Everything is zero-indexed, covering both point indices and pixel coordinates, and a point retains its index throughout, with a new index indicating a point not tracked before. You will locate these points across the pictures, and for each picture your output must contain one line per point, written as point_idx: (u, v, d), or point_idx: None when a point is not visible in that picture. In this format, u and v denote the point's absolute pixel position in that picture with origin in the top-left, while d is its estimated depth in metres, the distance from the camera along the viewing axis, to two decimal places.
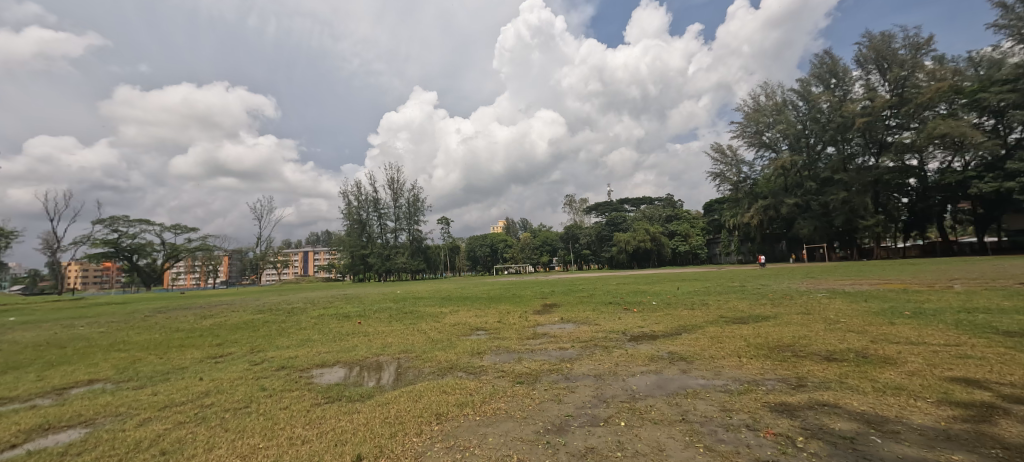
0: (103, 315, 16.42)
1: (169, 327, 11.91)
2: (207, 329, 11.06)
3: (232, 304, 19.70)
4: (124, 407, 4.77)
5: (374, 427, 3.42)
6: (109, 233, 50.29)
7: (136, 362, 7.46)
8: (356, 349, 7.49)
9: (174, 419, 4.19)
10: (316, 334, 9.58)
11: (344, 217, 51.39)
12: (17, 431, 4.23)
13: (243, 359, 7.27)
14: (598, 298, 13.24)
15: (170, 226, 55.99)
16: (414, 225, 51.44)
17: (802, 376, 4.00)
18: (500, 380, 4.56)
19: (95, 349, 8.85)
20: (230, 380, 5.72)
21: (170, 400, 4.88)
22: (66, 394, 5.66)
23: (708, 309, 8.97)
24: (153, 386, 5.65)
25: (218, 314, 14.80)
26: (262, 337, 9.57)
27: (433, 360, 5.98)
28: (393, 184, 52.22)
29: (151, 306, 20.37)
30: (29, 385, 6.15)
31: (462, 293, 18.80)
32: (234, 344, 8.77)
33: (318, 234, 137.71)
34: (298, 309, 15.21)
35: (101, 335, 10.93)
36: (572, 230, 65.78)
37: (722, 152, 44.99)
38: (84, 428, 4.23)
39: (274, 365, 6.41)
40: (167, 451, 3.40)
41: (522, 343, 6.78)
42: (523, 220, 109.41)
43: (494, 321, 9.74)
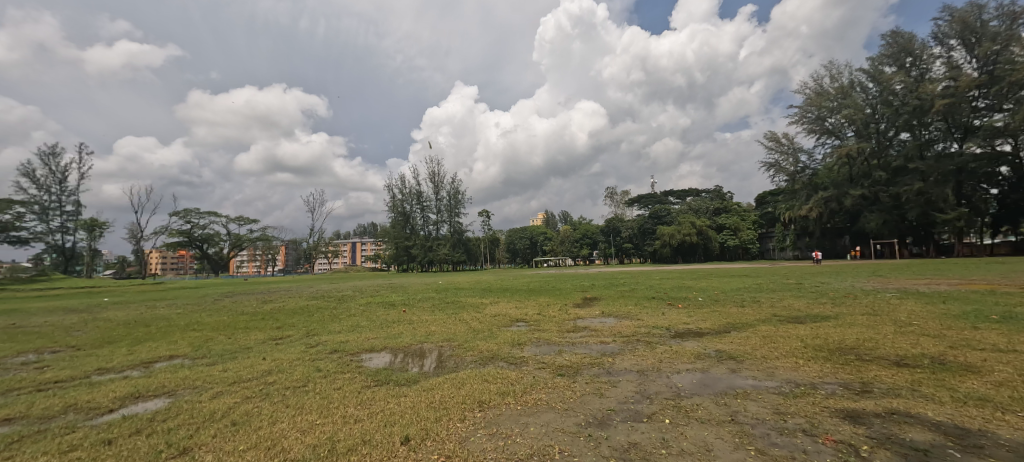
0: (177, 298, 18.27)
1: (236, 310, 13.04)
2: (268, 313, 12.00)
3: (289, 290, 21.16)
4: (200, 381, 5.29)
5: (420, 411, 3.57)
6: (184, 224, 55.50)
7: (209, 340, 8.25)
8: (402, 336, 7.82)
9: (242, 394, 4.60)
10: (365, 320, 10.10)
11: (389, 209, 53.43)
12: (114, 397, 4.82)
13: (300, 342, 7.79)
14: (639, 292, 12.90)
15: (235, 218, 60.81)
16: (455, 217, 52.46)
17: (866, 380, 3.74)
18: (541, 371, 4.60)
19: (174, 328, 9.88)
20: (289, 360, 6.20)
21: (238, 377, 5.35)
22: (152, 367, 6.36)
23: (760, 306, 8.52)
24: (223, 364, 6.21)
25: (277, 299, 16.02)
26: (316, 322, 10.20)
27: (474, 350, 6.13)
28: (435, 178, 53.53)
29: (218, 291, 22.37)
30: (123, 358, 6.97)
31: (502, 285, 19.03)
32: (292, 328, 9.41)
33: (365, 226, 144.28)
34: (347, 296, 16.11)
35: (179, 315, 12.15)
36: (614, 223, 64.31)
37: (777, 140, 42.26)
38: (166, 398, 4.74)
39: (328, 348, 6.82)
40: (237, 422, 3.76)
41: (562, 335, 6.79)
42: (563, 213, 108.70)
43: (533, 313, 9.76)
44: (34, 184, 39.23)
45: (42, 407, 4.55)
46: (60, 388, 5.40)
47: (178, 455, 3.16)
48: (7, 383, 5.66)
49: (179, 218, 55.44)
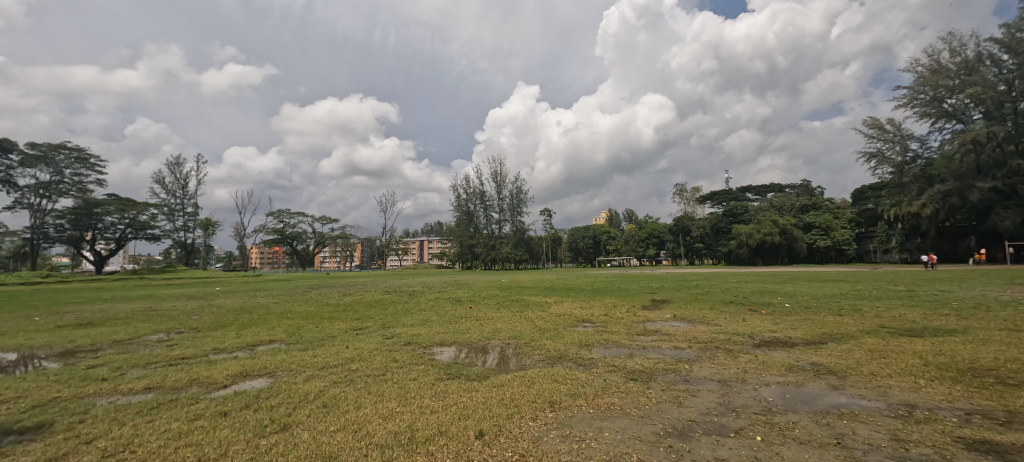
0: (273, 288, 20.50)
1: (321, 301, 14.29)
2: (349, 305, 12.99)
3: (365, 284, 22.73)
4: (294, 365, 5.86)
5: (492, 407, 3.63)
6: (278, 223, 62.00)
7: (300, 328, 9.11)
8: (470, 331, 8.05)
9: (330, 379, 5.01)
10: (434, 315, 10.54)
11: (454, 209, 55.32)
12: (228, 374, 5.52)
13: (377, 333, 8.33)
14: (714, 296, 12.06)
15: (319, 218, 66.72)
16: (517, 216, 52.92)
17: (1013, 410, 3.13)
18: (612, 374, 4.48)
19: (272, 315, 11.07)
20: (369, 349, 6.65)
21: (326, 363, 5.85)
22: (255, 350, 7.17)
23: (863, 316, 7.54)
24: (312, 350, 6.81)
25: (356, 292, 17.32)
26: (391, 315, 10.84)
27: (541, 349, 6.12)
28: (498, 177, 54.39)
29: (306, 283, 24.67)
30: (233, 340, 7.96)
31: (565, 284, 18.83)
32: (369, 320, 10.08)
33: (432, 225, 150.87)
34: (418, 291, 16.93)
35: (276, 304, 13.60)
36: (683, 222, 60.87)
37: (879, 127, 37.24)
38: (268, 379, 5.31)
39: (403, 341, 7.21)
40: (328, 404, 4.10)
41: (631, 338, 6.54)
42: (628, 212, 105.08)
43: (599, 314, 9.55)
44: (164, 190, 46.13)
45: (173, 380, 5.31)
46: (187, 363, 6.30)
47: (280, 431, 3.51)
48: (147, 357, 6.69)
49: (274, 218, 62.03)
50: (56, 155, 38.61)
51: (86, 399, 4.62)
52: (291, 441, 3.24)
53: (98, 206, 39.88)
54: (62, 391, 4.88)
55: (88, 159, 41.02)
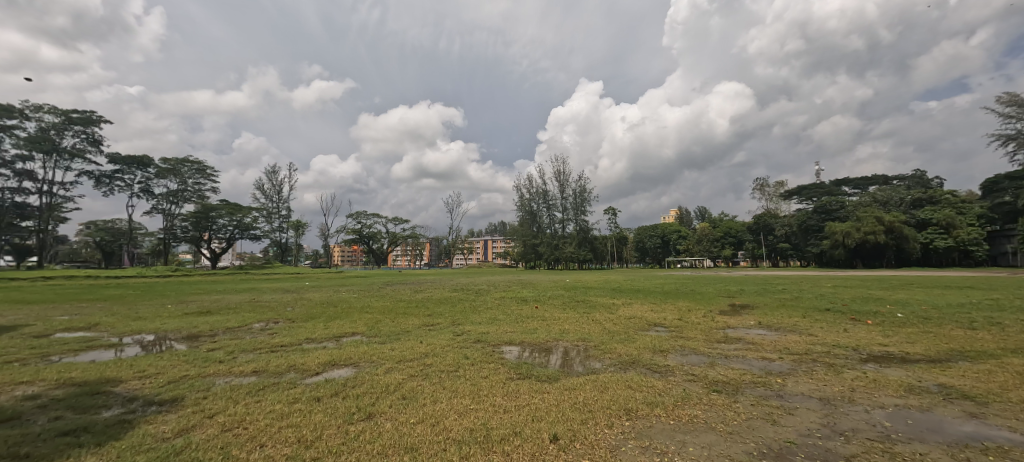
0: (352, 284, 22.19)
1: (395, 297, 15.17)
2: (420, 301, 13.64)
3: (433, 282, 23.74)
4: (375, 357, 6.29)
5: (565, 410, 3.59)
6: (356, 224, 67.02)
7: (378, 322, 9.74)
8: (537, 331, 8.06)
9: (407, 372, 5.29)
10: (501, 314, 10.72)
11: (517, 208, 55.82)
12: (319, 362, 6.08)
13: (448, 329, 8.65)
14: (804, 302, 10.87)
15: (392, 219, 71.00)
16: (581, 215, 52.05)
17: None
18: (692, 384, 4.20)
19: (352, 309, 11.98)
20: (441, 345, 6.92)
21: (403, 356, 6.20)
22: (340, 341, 7.79)
23: (1006, 331, 6.32)
24: (390, 343, 7.25)
25: (426, 290, 18.14)
26: (459, 312, 11.20)
27: (612, 352, 5.95)
28: (561, 176, 53.90)
29: (380, 280, 26.35)
30: (321, 331, 8.71)
31: (632, 286, 18.15)
32: (439, 316, 10.51)
33: (496, 224, 153.89)
34: (483, 290, 17.32)
35: (355, 299, 14.68)
36: (765, 220, 55.84)
37: (1019, 105, 31.22)
38: (353, 368, 5.74)
39: (472, 338, 7.42)
40: (407, 396, 4.32)
41: (710, 345, 6.12)
42: (701, 209, 98.77)
43: (672, 318, 9.06)
44: (263, 195, 51.96)
45: (274, 365, 5.94)
46: (285, 350, 7.03)
47: (365, 419, 3.76)
48: (253, 343, 7.57)
49: (353, 219, 67.15)
50: (182, 168, 45.13)
51: (207, 378, 5.33)
52: (376, 430, 3.45)
53: (212, 210, 45.95)
54: (190, 370, 5.68)
55: (206, 170, 47.42)
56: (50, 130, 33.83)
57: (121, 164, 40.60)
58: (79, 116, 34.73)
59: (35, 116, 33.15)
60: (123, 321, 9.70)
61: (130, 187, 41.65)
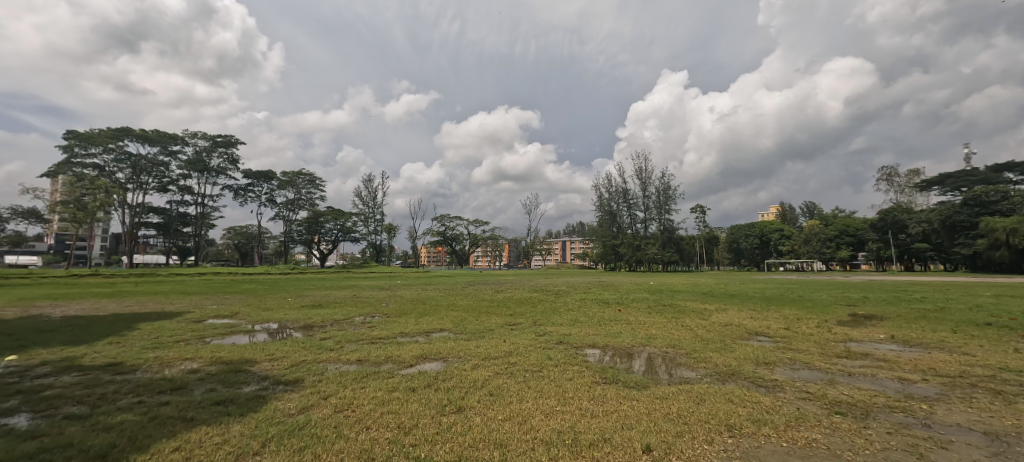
0: (439, 283, 23.54)
1: (478, 296, 15.74)
2: (502, 301, 14.00)
3: (513, 282, 24.17)
4: (462, 353, 6.61)
5: (658, 421, 3.44)
6: (441, 227, 70.93)
7: (463, 320, 10.21)
8: (622, 335, 7.81)
9: (493, 369, 5.48)
10: (583, 316, 10.58)
11: (596, 208, 54.55)
12: (413, 355, 6.55)
13: (530, 329, 8.77)
14: (952, 314, 9.08)
15: (473, 221, 73.78)
16: (665, 214, 49.24)
17: None
18: (806, 402, 3.76)
19: (439, 307, 12.68)
20: (524, 345, 7.05)
21: (489, 353, 6.44)
22: (430, 336, 8.32)
23: None
24: (475, 341, 7.56)
25: (507, 290, 18.55)
26: (540, 313, 11.29)
27: (707, 361, 5.56)
28: (642, 174, 51.54)
29: (463, 279, 27.54)
30: (413, 326, 9.38)
31: (726, 290, 16.69)
32: (521, 316, 10.69)
33: (574, 225, 152.12)
34: (563, 291, 17.21)
35: (441, 297, 15.53)
36: (894, 216, 47.69)
37: None
38: (443, 363, 6.10)
39: (555, 339, 7.43)
40: (494, 393, 4.46)
41: (827, 360, 5.42)
42: (808, 205, 87.56)
43: (777, 327, 8.18)
44: (361, 202, 57.41)
45: (374, 356, 6.54)
46: (383, 343, 7.69)
47: (456, 412, 3.97)
48: (356, 335, 8.39)
49: (438, 222, 71.18)
50: (297, 180, 51.62)
51: (321, 364, 6.04)
52: (467, 423, 3.63)
53: (321, 216, 51.94)
54: (307, 356, 6.49)
55: (315, 181, 53.70)
56: (202, 152, 40.90)
57: (252, 178, 47.70)
58: (221, 140, 41.51)
59: (191, 141, 40.31)
60: (255, 311, 11.39)
61: (258, 198, 48.73)
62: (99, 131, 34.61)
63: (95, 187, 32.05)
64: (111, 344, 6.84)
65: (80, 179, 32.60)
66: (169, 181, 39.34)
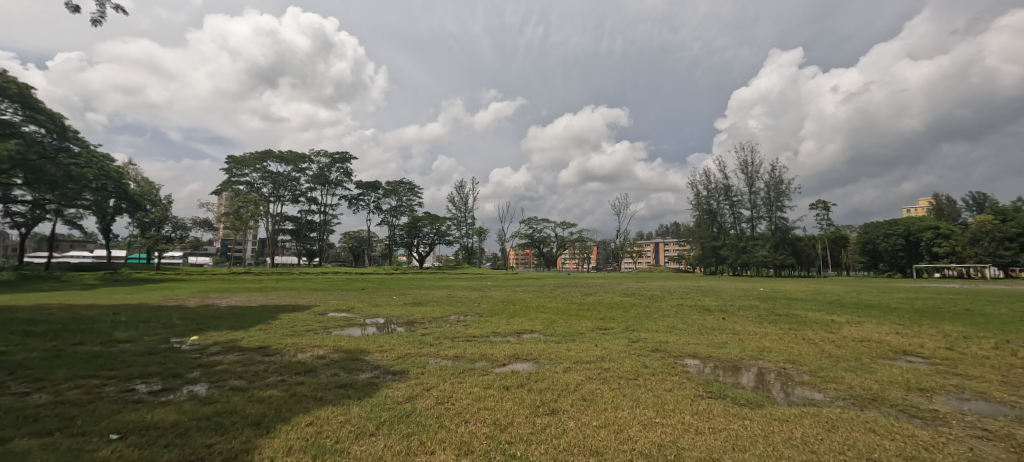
0: (528, 285, 23.92)
1: (567, 299, 15.65)
2: (592, 304, 13.71)
3: (604, 285, 23.54)
4: (553, 355, 6.60)
5: (777, 445, 3.06)
6: (529, 229, 72.02)
7: (553, 322, 10.23)
8: (728, 346, 7.13)
9: (585, 374, 5.38)
10: (681, 323, 9.89)
11: (694, 207, 50.71)
12: (506, 354, 6.72)
13: (623, 335, 8.45)
14: None
15: (560, 223, 73.57)
16: (776, 213, 43.91)
17: None
18: (983, 442, 3.04)
19: (529, 308, 12.87)
20: (617, 350, 6.81)
21: (580, 357, 6.34)
22: (521, 337, 8.49)
23: None
24: (566, 344, 7.51)
25: (597, 293, 18.13)
26: (634, 318, 10.82)
27: (838, 382, 4.81)
28: (748, 168, 46.63)
29: (552, 282, 27.56)
30: (504, 326, 9.65)
31: (860, 299, 14.28)
32: (613, 321, 10.35)
33: (668, 226, 143.28)
34: (658, 296, 16.28)
35: (531, 299, 15.75)
36: None
37: None
38: (534, 364, 6.16)
39: (650, 346, 7.06)
40: (588, 399, 4.38)
41: (1012, 392, 4.32)
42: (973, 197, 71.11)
43: (933, 347, 6.78)
44: (454, 206, 60.80)
45: (470, 353, 6.87)
46: (477, 341, 8.04)
47: (549, 414, 3.98)
48: (453, 332, 8.91)
49: (526, 225, 72.37)
50: (399, 188, 56.52)
51: (423, 357, 6.51)
52: (561, 426, 3.61)
53: (419, 221, 56.20)
54: (411, 349, 7.06)
55: (415, 189, 58.26)
56: (323, 168, 46.92)
57: (362, 188, 53.41)
58: (338, 156, 47.17)
59: (315, 159, 46.48)
60: (367, 307, 12.70)
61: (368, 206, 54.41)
62: (249, 154, 41.65)
63: (248, 200, 38.77)
64: (260, 330, 8.19)
65: (237, 195, 39.65)
66: (299, 194, 45.87)
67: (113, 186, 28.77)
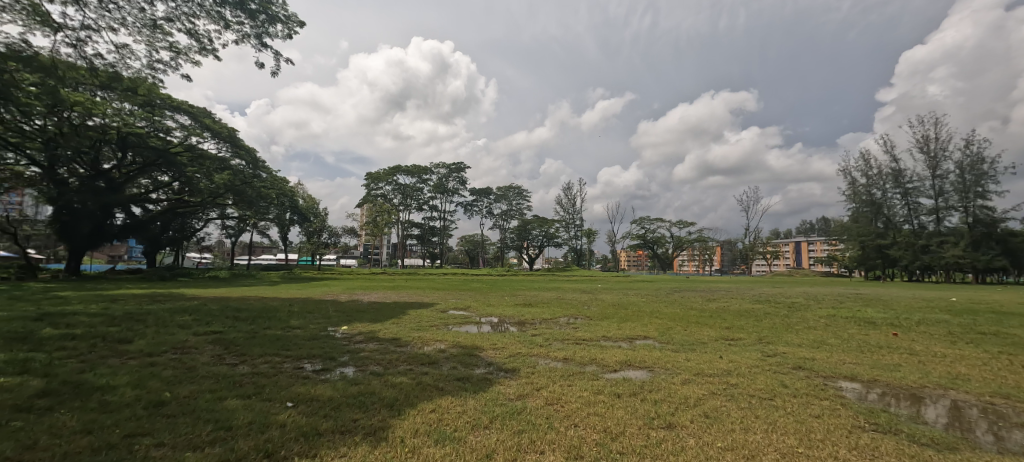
0: (641, 288, 22.75)
1: (686, 304, 14.53)
2: (716, 311, 12.49)
3: (730, 291, 21.19)
4: (669, 364, 6.18)
5: None
6: (641, 230, 68.57)
7: (670, 329, 9.57)
8: (901, 370, 5.80)
9: (708, 388, 4.93)
10: (833, 337, 8.39)
11: (849, 199, 42.73)
12: (617, 360, 6.50)
13: (754, 347, 7.51)
14: None
15: (677, 222, 68.43)
16: (977, 201, 34.03)
17: None
18: None
19: (642, 313, 12.27)
20: (747, 365, 6.08)
21: (701, 369, 5.83)
22: (634, 343, 8.13)
23: None
24: (686, 353, 6.96)
25: (721, 299, 16.43)
26: (768, 329, 9.53)
27: None
28: (928, 146, 37.43)
29: (668, 285, 25.80)
30: (615, 331, 9.37)
31: None
32: (742, 331, 9.25)
33: (812, 222, 122.56)
34: (800, 304, 14.08)
35: (644, 303, 15.00)
36: None
37: None
38: (649, 372, 5.85)
39: (790, 363, 6.15)
40: (711, 416, 4.01)
41: None
42: None
43: None
44: (562, 209, 61.00)
45: (580, 356, 6.82)
46: (587, 345, 7.94)
47: (666, 428, 3.75)
48: (562, 335, 8.96)
49: (638, 225, 69.04)
50: (509, 193, 58.96)
51: (533, 358, 6.70)
52: (680, 443, 3.38)
53: (529, 224, 57.77)
54: (522, 349, 7.31)
55: (524, 193, 60.03)
56: (442, 178, 51.32)
57: (476, 195, 57.00)
58: (454, 167, 51.11)
59: (435, 170, 51.12)
60: (482, 306, 13.53)
61: (481, 211, 57.87)
62: (383, 170, 47.67)
63: (383, 210, 44.40)
64: (394, 323, 9.34)
65: (374, 205, 45.73)
66: (423, 203, 50.91)
67: (288, 202, 35.68)
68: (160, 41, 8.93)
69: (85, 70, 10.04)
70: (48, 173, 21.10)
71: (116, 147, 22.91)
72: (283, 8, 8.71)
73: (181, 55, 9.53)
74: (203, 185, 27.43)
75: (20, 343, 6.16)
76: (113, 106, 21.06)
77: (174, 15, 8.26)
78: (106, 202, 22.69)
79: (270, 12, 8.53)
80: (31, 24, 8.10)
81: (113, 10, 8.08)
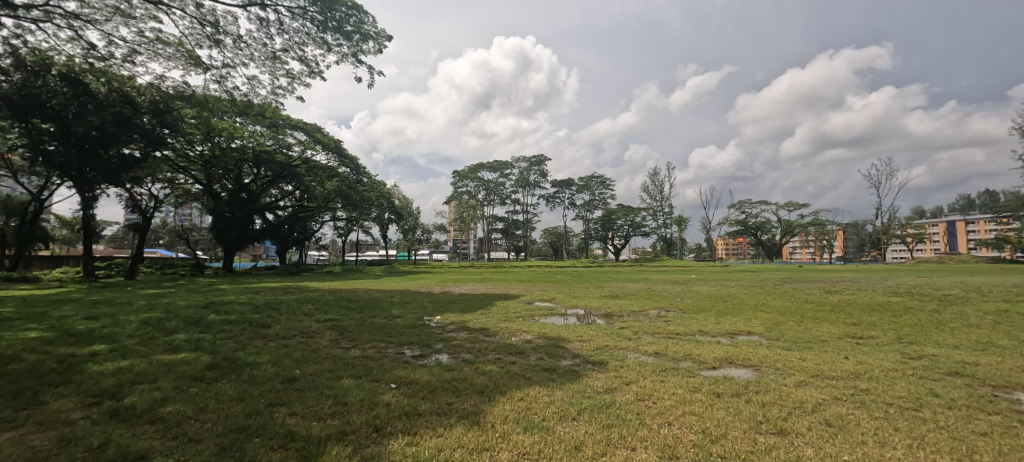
0: (741, 279, 20.58)
1: (800, 297, 12.91)
2: (837, 305, 10.94)
3: (857, 282, 18.26)
4: (779, 364, 5.52)
5: None
6: (740, 215, 62.27)
7: (779, 324, 8.56)
8: None
9: (829, 392, 4.33)
10: (1007, 338, 6.76)
11: None
12: (716, 358, 5.97)
13: (892, 348, 6.37)
14: None
15: (786, 205, 60.70)
16: None
17: None
18: None
19: (744, 306, 11.22)
20: (881, 368, 5.19)
21: (820, 371, 5.11)
22: (736, 339, 7.44)
23: None
24: (801, 352, 6.16)
25: (845, 291, 14.22)
26: (910, 326, 8.04)
27: None
28: None
29: (777, 277, 23.06)
30: (712, 325, 8.66)
31: None
32: (876, 328, 7.89)
33: (974, 198, 99.76)
34: (954, 297, 11.63)
35: (746, 295, 13.66)
36: None
37: None
38: (754, 372, 5.31)
39: (941, 368, 5.12)
40: (833, 424, 3.52)
41: None
42: None
43: None
44: (649, 196, 57.79)
45: (673, 351, 6.43)
46: (680, 338, 7.52)
47: (777, 434, 3.37)
48: (652, 327, 8.58)
49: (737, 210, 62.86)
50: (591, 183, 57.81)
51: (621, 351, 6.49)
52: (794, 451, 3.02)
53: (613, 214, 55.93)
54: (609, 341, 7.12)
55: (607, 182, 58.24)
56: (523, 172, 51.99)
57: (558, 187, 56.76)
58: (535, 159, 51.22)
59: (516, 165, 51.95)
60: (568, 298, 13.46)
61: (563, 202, 57.47)
62: (467, 168, 49.80)
63: (468, 207, 46.52)
64: (483, 313, 9.79)
65: (460, 202, 48.02)
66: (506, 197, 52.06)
67: (386, 203, 38.97)
68: (279, 70, 10.31)
69: (227, 101, 11.96)
70: (207, 189, 25.83)
71: (253, 164, 27.23)
72: (374, 25, 9.46)
73: (296, 79, 10.86)
74: (319, 191, 31.30)
75: (193, 326, 7.67)
76: (249, 129, 25.05)
77: (289, 44, 9.44)
78: (248, 210, 26.98)
79: (363, 30, 9.29)
80: (188, 66, 9.91)
81: (244, 48, 9.51)
